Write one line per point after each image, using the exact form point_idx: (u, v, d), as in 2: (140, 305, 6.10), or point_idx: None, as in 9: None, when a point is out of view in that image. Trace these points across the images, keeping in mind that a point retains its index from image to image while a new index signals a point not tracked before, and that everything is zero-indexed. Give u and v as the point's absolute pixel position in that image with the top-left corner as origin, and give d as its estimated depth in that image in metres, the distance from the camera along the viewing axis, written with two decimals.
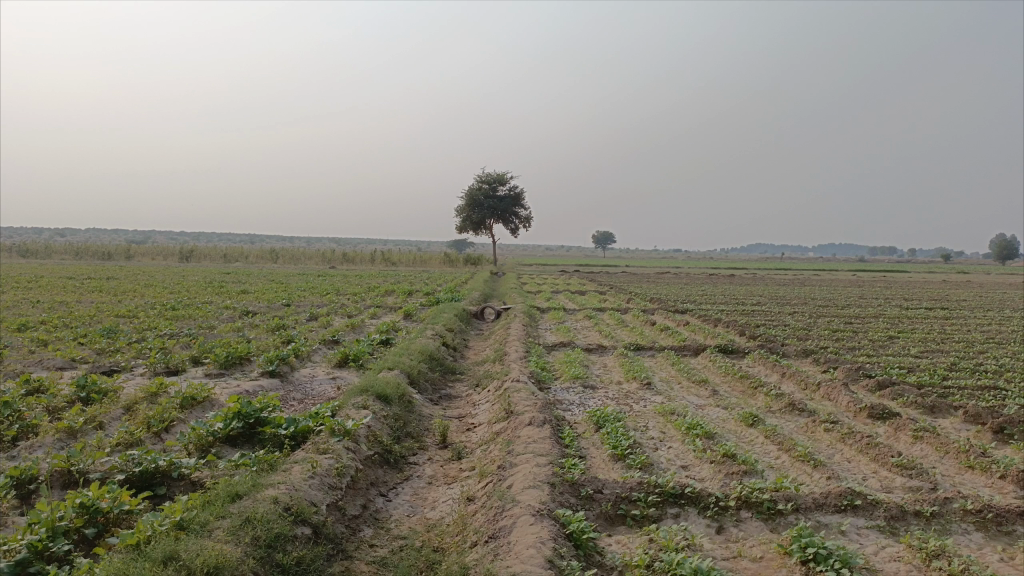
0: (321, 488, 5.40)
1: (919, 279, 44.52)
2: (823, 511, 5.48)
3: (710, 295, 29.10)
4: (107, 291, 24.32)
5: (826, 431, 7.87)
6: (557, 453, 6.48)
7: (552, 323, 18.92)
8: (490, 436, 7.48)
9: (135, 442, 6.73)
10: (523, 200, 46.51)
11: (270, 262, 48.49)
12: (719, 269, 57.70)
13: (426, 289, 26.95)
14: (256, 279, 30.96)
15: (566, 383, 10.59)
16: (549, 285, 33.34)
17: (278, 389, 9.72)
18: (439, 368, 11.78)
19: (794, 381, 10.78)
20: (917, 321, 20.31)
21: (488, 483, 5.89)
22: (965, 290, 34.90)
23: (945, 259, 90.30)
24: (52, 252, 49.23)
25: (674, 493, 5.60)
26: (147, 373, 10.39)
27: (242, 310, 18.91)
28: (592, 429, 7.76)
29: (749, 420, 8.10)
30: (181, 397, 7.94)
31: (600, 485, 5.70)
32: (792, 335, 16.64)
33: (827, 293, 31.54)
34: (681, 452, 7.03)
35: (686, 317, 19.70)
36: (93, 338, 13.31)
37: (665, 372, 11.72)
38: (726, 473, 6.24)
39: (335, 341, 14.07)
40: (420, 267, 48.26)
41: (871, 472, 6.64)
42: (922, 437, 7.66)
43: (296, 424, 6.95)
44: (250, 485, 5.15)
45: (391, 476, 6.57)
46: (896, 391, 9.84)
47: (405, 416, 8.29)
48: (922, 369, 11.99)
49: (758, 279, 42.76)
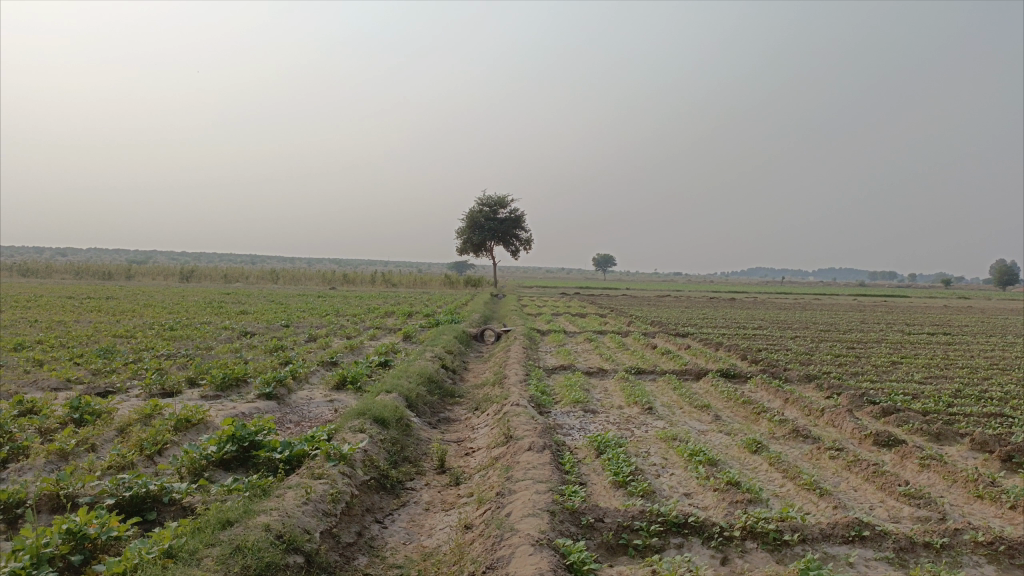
0: (315, 514, 5.26)
1: (921, 304, 44.32)
2: (831, 542, 5.33)
3: (711, 319, 28.98)
4: (106, 310, 24.20)
5: (831, 459, 7.74)
6: (557, 480, 6.35)
7: (553, 346, 18.80)
8: (489, 461, 7.35)
9: (127, 465, 6.61)
10: (524, 223, 46.53)
11: (271, 283, 48.45)
12: (720, 293, 57.48)
13: (426, 310, 26.87)
14: (256, 300, 30.86)
15: (566, 407, 10.45)
16: (551, 308, 33.24)
17: (275, 412, 9.58)
18: (438, 391, 11.64)
19: (798, 407, 10.65)
20: (921, 347, 20.16)
21: (486, 510, 5.76)
22: (966, 316, 34.74)
23: (946, 285, 90.06)
24: (53, 271, 49.21)
25: (677, 522, 5.46)
26: (142, 395, 10.27)
27: (240, 331, 18.79)
28: (592, 454, 7.62)
29: (753, 446, 7.97)
30: (175, 420, 7.82)
31: (601, 514, 5.56)
32: (794, 359, 16.51)
33: (827, 317, 31.42)
34: (683, 479, 6.90)
35: (687, 341, 19.56)
36: (89, 358, 13.19)
37: (667, 397, 11.58)
38: (730, 502, 6.10)
39: (333, 363, 13.94)
40: (421, 288, 48.20)
41: (879, 501, 6.50)
42: (929, 466, 7.52)
43: (291, 448, 6.82)
44: (241, 511, 5.01)
45: (388, 502, 6.43)
46: (901, 418, 9.70)
47: (403, 440, 8.15)
48: (927, 395, 11.85)
49: (759, 303, 42.64)
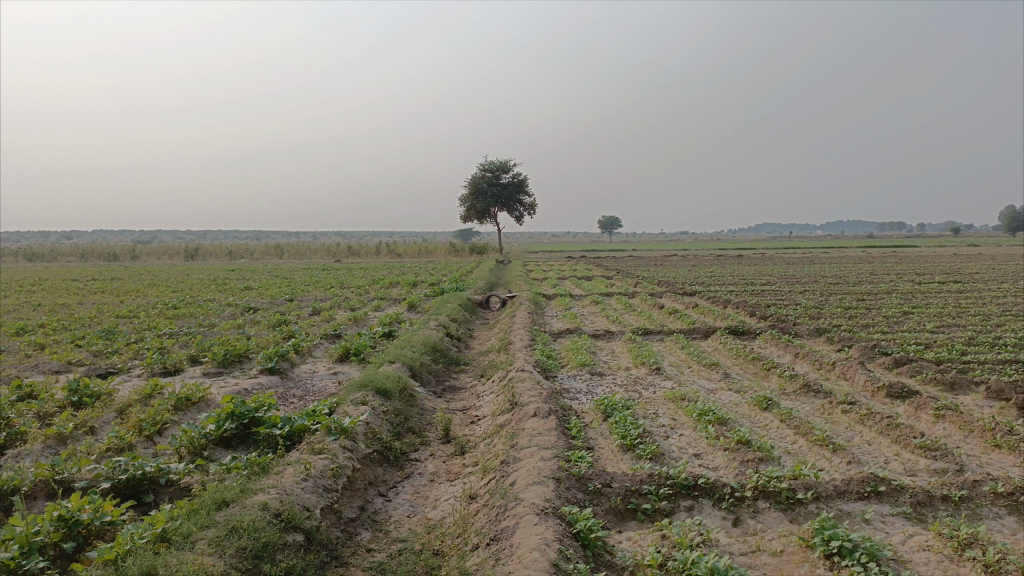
0: (314, 491, 5.13)
1: (930, 254, 43.84)
2: (846, 499, 5.17)
3: (718, 277, 28.71)
4: (109, 292, 24.12)
5: (843, 413, 7.57)
6: (563, 445, 6.21)
7: (558, 309, 18.65)
8: (495, 429, 7.21)
9: (125, 446, 6.51)
10: (527, 187, 46.12)
11: (276, 258, 48.37)
12: (728, 250, 57.02)
13: (430, 280, 26.68)
14: (260, 276, 30.72)
15: (573, 371, 10.30)
16: (556, 272, 33.07)
17: (277, 387, 9.47)
18: (442, 359, 11.50)
19: (808, 361, 10.47)
20: (931, 296, 19.92)
21: (491, 480, 5.61)
22: (977, 263, 34.35)
23: (954, 233, 89.44)
24: (58, 255, 49.19)
25: (687, 484, 5.30)
26: (144, 375, 10.17)
27: (244, 306, 18.68)
28: (599, 418, 7.47)
29: (763, 403, 7.80)
30: (175, 399, 7.70)
31: (609, 479, 5.40)
32: (804, 313, 16.31)
33: (836, 270, 31.10)
34: (693, 440, 6.75)
35: (694, 299, 19.39)
36: (90, 340, 13.09)
37: (675, 356, 11.41)
38: (741, 461, 5.95)
39: (337, 335, 13.81)
40: (426, 257, 48.02)
41: (893, 454, 6.34)
42: (944, 416, 7.34)
43: (292, 423, 6.69)
44: (238, 491, 4.88)
45: (391, 474, 6.30)
46: (913, 368, 9.51)
47: (406, 411, 8.00)
48: (940, 344, 11.66)
49: (766, 258, 42.33)
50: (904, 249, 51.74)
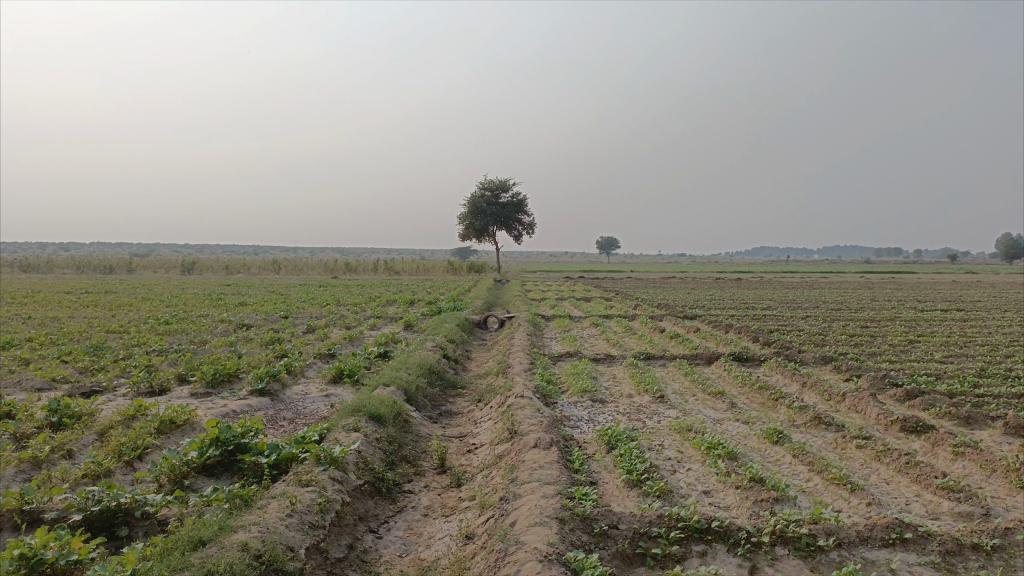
0: (300, 528, 4.78)
1: (929, 280, 43.71)
2: (870, 546, 4.83)
3: (719, 300, 28.41)
4: (102, 305, 23.70)
5: (858, 448, 7.24)
6: (566, 481, 5.86)
7: (558, 331, 18.32)
8: (493, 459, 6.86)
9: (103, 473, 6.15)
10: (526, 207, 45.95)
11: (273, 273, 48.08)
12: (727, 273, 56.77)
13: (428, 298, 26.32)
14: (256, 292, 30.38)
15: (574, 397, 9.95)
16: (556, 292, 32.75)
17: (267, 409, 9.11)
18: (439, 382, 11.15)
19: (816, 391, 10.13)
20: (935, 324, 19.63)
21: (489, 518, 5.26)
22: (979, 290, 34.14)
23: (953, 260, 89.45)
24: (53, 267, 48.77)
25: (699, 527, 4.95)
26: (129, 394, 9.80)
27: (237, 323, 18.31)
28: (603, 449, 7.13)
29: (774, 437, 7.45)
30: (158, 422, 7.34)
31: (615, 520, 5.04)
32: (808, 340, 15.99)
33: (838, 295, 30.81)
34: (702, 475, 6.41)
35: (695, 323, 19.06)
36: (77, 356, 12.71)
37: (679, 384, 11.05)
38: (755, 501, 5.61)
39: (331, 355, 13.44)
40: (423, 276, 47.76)
41: (914, 495, 6.00)
42: (963, 454, 7.00)
43: (279, 451, 6.34)
44: (217, 528, 4.52)
45: (383, 508, 5.95)
46: (926, 401, 9.18)
47: (401, 439, 7.65)
48: (951, 375, 11.34)
49: (765, 283, 42.09)
50: (903, 275, 51.53)
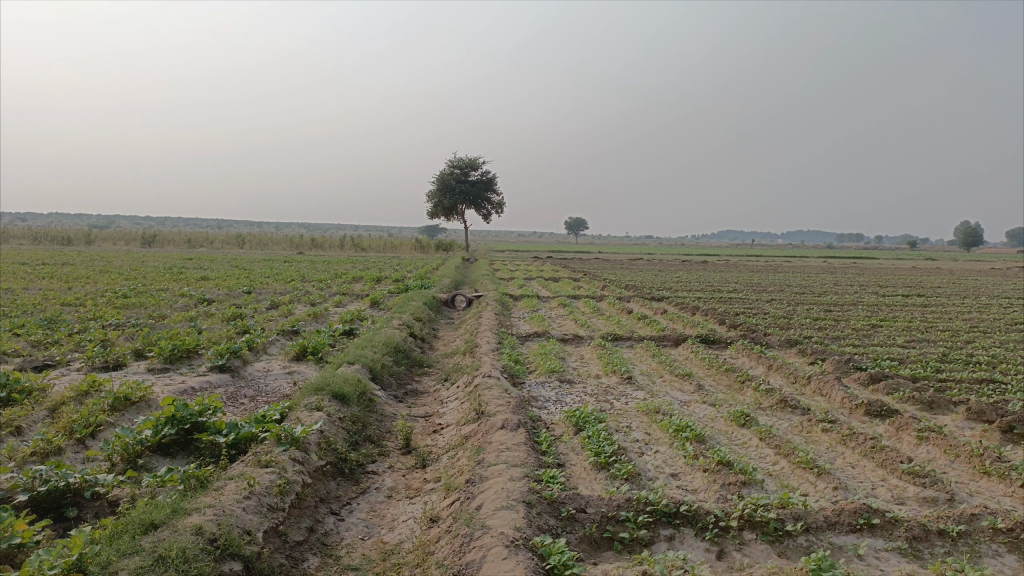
0: (257, 511, 4.61)
1: (891, 266, 44.43)
2: (837, 531, 4.81)
3: (686, 282, 28.49)
4: (58, 277, 23.03)
5: (823, 432, 7.25)
6: (533, 463, 5.76)
7: (526, 311, 18.21)
8: (459, 440, 6.74)
9: (53, 451, 5.92)
10: (496, 186, 45.67)
11: (237, 247, 47.27)
12: (693, 255, 57.13)
13: (395, 276, 26.08)
14: (218, 266, 29.77)
15: (541, 378, 9.87)
16: (523, 272, 32.66)
17: (227, 387, 8.88)
18: (405, 360, 10.98)
19: (782, 375, 10.16)
20: (898, 309, 19.90)
21: (454, 501, 5.15)
22: (938, 277, 34.81)
23: (913, 247, 91.12)
24: (9, 237, 47.34)
25: (667, 511, 4.88)
26: (84, 369, 9.49)
27: (198, 298, 17.89)
28: (570, 431, 7.04)
29: (741, 420, 7.43)
30: (112, 398, 7.09)
31: (583, 503, 4.95)
32: (774, 323, 16.10)
33: (802, 279, 31.14)
34: (669, 457, 6.36)
35: (663, 305, 19.10)
36: (29, 329, 12.29)
37: (647, 365, 11.02)
38: (723, 484, 5.57)
39: (294, 332, 13.18)
40: (390, 252, 47.36)
41: (880, 480, 6.01)
42: (927, 439, 7.05)
43: (237, 431, 6.14)
44: (169, 510, 4.34)
45: (346, 489, 5.80)
46: (890, 386, 9.26)
47: (364, 418, 7.49)
48: (914, 360, 11.47)
49: (730, 265, 42.46)
50: (864, 260, 52.34)
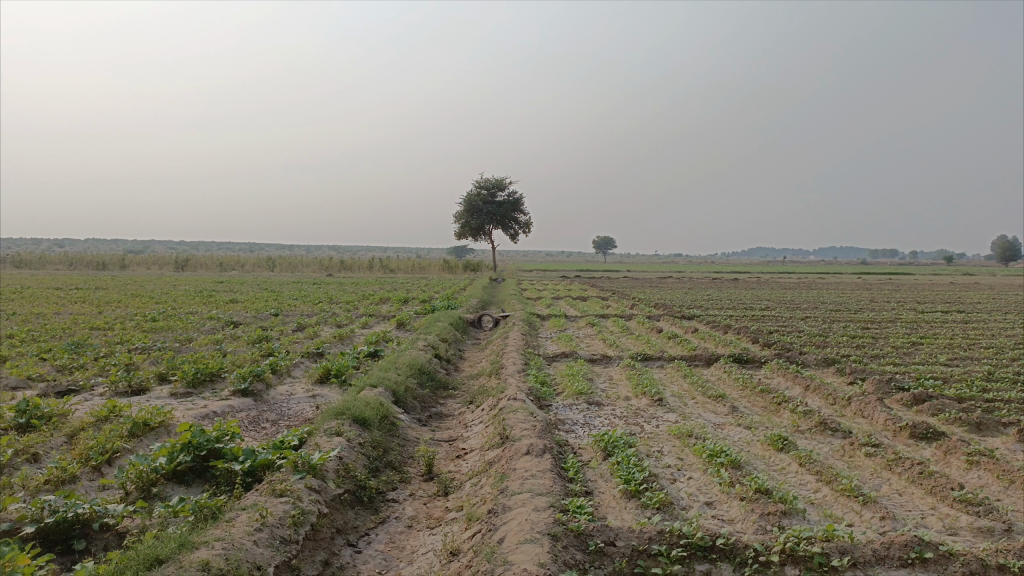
0: (269, 544, 4.39)
1: (927, 282, 43.42)
2: (887, 566, 4.46)
3: (716, 300, 28.02)
4: (90, 301, 23.22)
5: (867, 456, 6.88)
6: (560, 491, 5.49)
7: (553, 331, 17.94)
8: (482, 467, 6.49)
9: (68, 479, 5.76)
10: (523, 206, 45.57)
11: (268, 270, 47.67)
12: (723, 273, 56.44)
13: (421, 296, 25.95)
14: (247, 289, 29.91)
15: (569, 400, 9.59)
16: (551, 291, 32.44)
17: (249, 411, 8.73)
18: (430, 383, 10.76)
19: (820, 395, 9.77)
20: (937, 326, 19.28)
21: (476, 534, 4.89)
22: (977, 292, 33.98)
23: (949, 261, 89.46)
24: (47, 262, 48.15)
25: (703, 545, 4.57)
26: (107, 394, 9.40)
27: (226, 320, 17.87)
28: (599, 456, 6.76)
29: (778, 444, 7.08)
30: (131, 424, 6.95)
31: (613, 536, 4.67)
32: (809, 342, 15.64)
33: (837, 296, 30.48)
34: (704, 485, 6.05)
35: (693, 324, 18.72)
36: (56, 354, 12.27)
37: (678, 386, 10.68)
38: (761, 514, 5.25)
39: (319, 355, 13.03)
40: (418, 273, 47.40)
41: (929, 508, 5.65)
42: (978, 463, 6.66)
43: (254, 457, 5.96)
44: (176, 544, 4.13)
45: (364, 519, 5.57)
46: (935, 406, 8.84)
47: (386, 443, 7.27)
48: (959, 379, 10.99)
49: (761, 283, 41.75)
50: (900, 276, 51.12)
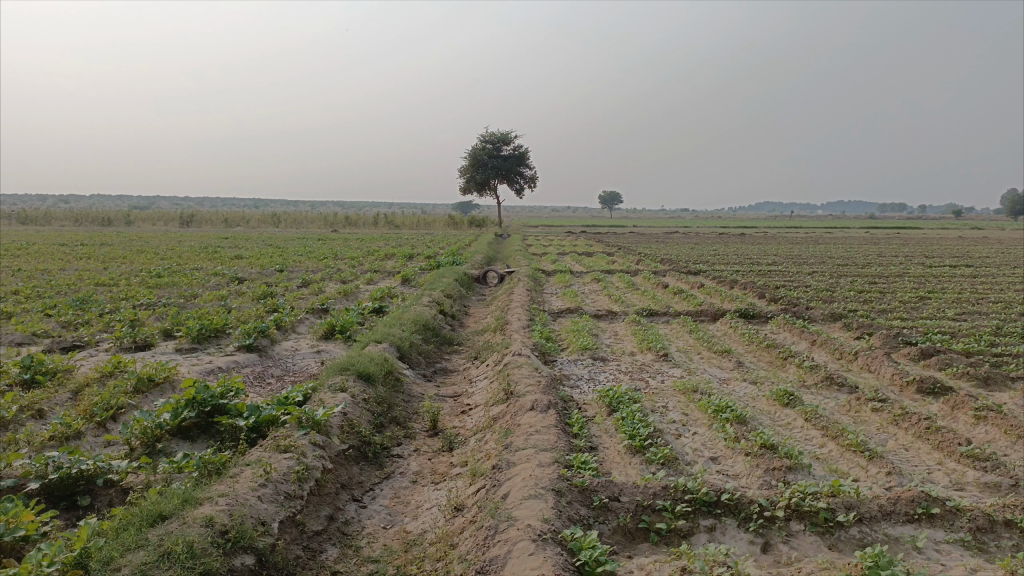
0: (273, 500, 4.39)
1: (935, 237, 42.97)
2: (892, 522, 4.44)
3: (722, 256, 27.84)
4: (94, 258, 23.17)
5: (873, 411, 6.84)
6: (564, 447, 5.47)
7: (559, 287, 17.88)
8: (487, 422, 6.47)
9: (73, 435, 5.77)
10: (528, 160, 45.16)
11: (273, 226, 47.53)
12: (730, 227, 56.17)
13: (427, 252, 25.86)
14: (252, 245, 29.84)
15: (574, 355, 9.56)
16: (557, 247, 32.25)
17: (254, 366, 8.73)
18: (434, 338, 10.74)
19: (827, 350, 9.71)
20: (946, 280, 19.13)
21: (480, 489, 4.89)
22: (985, 246, 33.73)
23: (957, 215, 88.78)
24: (51, 218, 48.08)
25: (708, 500, 4.54)
26: (112, 349, 9.40)
27: (230, 277, 17.83)
28: (603, 412, 6.74)
29: (784, 399, 7.04)
30: (135, 380, 6.95)
31: (617, 492, 4.65)
32: (816, 297, 15.55)
33: (844, 251, 30.28)
34: (709, 440, 6.02)
35: (699, 279, 18.63)
36: (61, 310, 12.26)
37: (683, 341, 10.64)
38: (766, 469, 5.23)
39: (323, 311, 13.00)
40: (423, 229, 47.26)
41: (936, 463, 5.62)
42: (985, 417, 6.62)
43: (258, 413, 5.94)
44: (180, 500, 4.12)
45: (369, 475, 5.57)
46: (943, 361, 8.78)
47: (391, 399, 7.25)
48: (967, 334, 10.92)
49: (768, 238, 41.48)
50: (909, 231, 50.71)
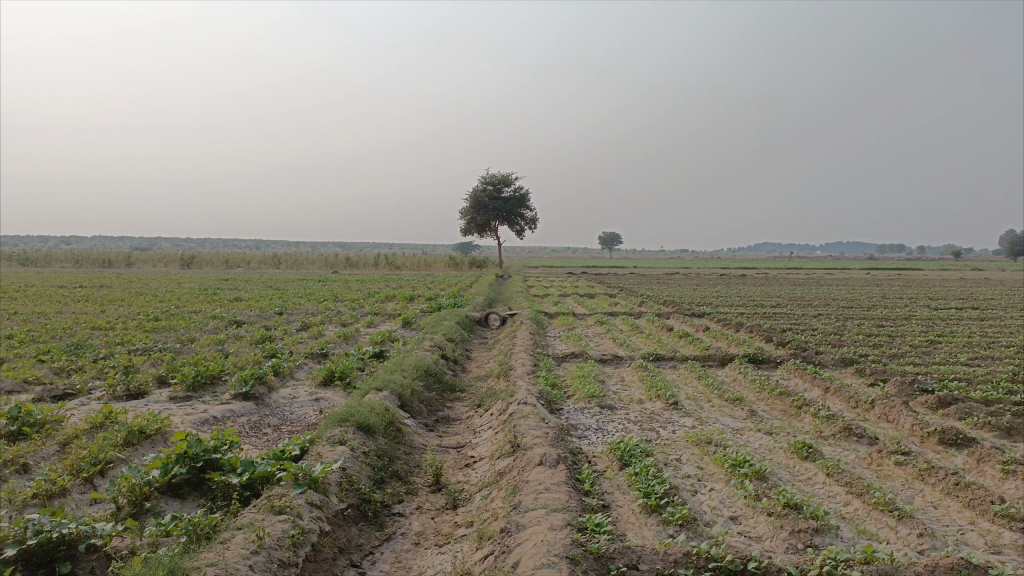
0: (266, 569, 4.08)
1: (937, 278, 42.74)
2: None
3: (725, 297, 27.59)
4: (93, 300, 22.92)
5: (897, 465, 6.55)
6: (576, 506, 5.17)
7: (562, 330, 17.60)
8: (493, 477, 6.17)
9: (58, 493, 5.46)
10: (528, 202, 45.20)
11: (274, 267, 47.39)
12: (731, 268, 56.15)
13: (428, 294, 25.62)
14: (252, 287, 29.65)
15: (580, 403, 9.25)
16: (559, 289, 32.01)
17: (249, 416, 8.43)
18: (436, 385, 10.45)
19: (841, 398, 9.41)
20: (954, 323, 18.86)
21: (488, 555, 4.58)
22: (989, 287, 33.55)
23: (958, 256, 88.92)
24: (51, 260, 47.98)
25: (733, 569, 4.23)
26: (103, 398, 9.10)
27: (229, 320, 17.58)
28: (615, 466, 6.43)
29: (803, 452, 6.74)
30: (126, 432, 6.65)
31: (635, 559, 4.34)
32: (824, 340, 15.27)
33: (848, 293, 30.06)
34: (727, 497, 5.72)
35: (704, 322, 18.35)
36: (54, 355, 11.97)
37: (692, 388, 10.34)
38: (791, 531, 4.92)
39: (322, 356, 12.70)
40: (424, 270, 47.13)
41: (969, 523, 5.31)
42: (1015, 472, 6.32)
43: (252, 469, 5.65)
44: (165, 571, 3.82)
45: (368, 536, 5.26)
46: (963, 410, 8.48)
47: (391, 452, 6.94)
48: (983, 380, 10.63)
49: (770, 279, 41.33)
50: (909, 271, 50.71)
